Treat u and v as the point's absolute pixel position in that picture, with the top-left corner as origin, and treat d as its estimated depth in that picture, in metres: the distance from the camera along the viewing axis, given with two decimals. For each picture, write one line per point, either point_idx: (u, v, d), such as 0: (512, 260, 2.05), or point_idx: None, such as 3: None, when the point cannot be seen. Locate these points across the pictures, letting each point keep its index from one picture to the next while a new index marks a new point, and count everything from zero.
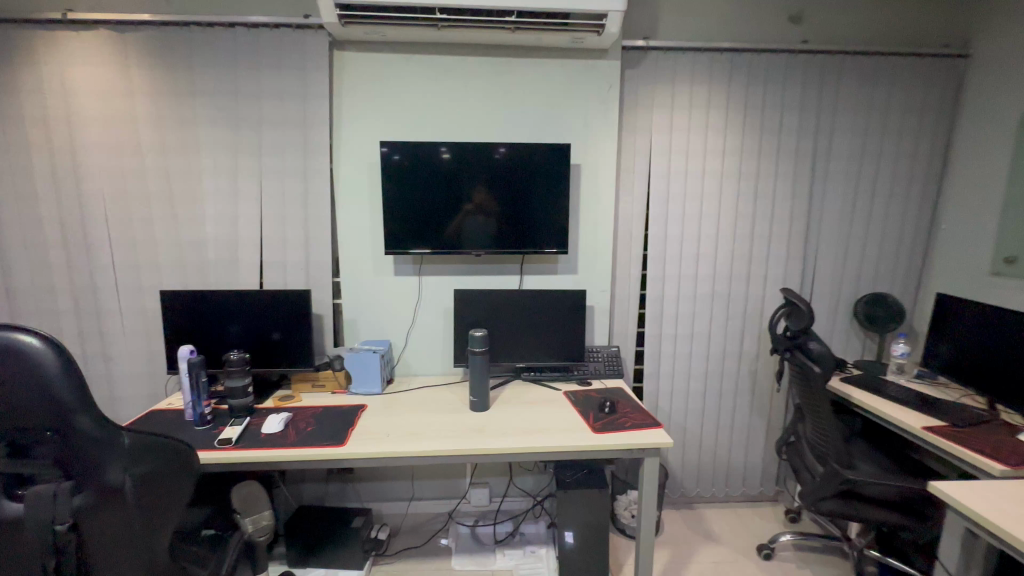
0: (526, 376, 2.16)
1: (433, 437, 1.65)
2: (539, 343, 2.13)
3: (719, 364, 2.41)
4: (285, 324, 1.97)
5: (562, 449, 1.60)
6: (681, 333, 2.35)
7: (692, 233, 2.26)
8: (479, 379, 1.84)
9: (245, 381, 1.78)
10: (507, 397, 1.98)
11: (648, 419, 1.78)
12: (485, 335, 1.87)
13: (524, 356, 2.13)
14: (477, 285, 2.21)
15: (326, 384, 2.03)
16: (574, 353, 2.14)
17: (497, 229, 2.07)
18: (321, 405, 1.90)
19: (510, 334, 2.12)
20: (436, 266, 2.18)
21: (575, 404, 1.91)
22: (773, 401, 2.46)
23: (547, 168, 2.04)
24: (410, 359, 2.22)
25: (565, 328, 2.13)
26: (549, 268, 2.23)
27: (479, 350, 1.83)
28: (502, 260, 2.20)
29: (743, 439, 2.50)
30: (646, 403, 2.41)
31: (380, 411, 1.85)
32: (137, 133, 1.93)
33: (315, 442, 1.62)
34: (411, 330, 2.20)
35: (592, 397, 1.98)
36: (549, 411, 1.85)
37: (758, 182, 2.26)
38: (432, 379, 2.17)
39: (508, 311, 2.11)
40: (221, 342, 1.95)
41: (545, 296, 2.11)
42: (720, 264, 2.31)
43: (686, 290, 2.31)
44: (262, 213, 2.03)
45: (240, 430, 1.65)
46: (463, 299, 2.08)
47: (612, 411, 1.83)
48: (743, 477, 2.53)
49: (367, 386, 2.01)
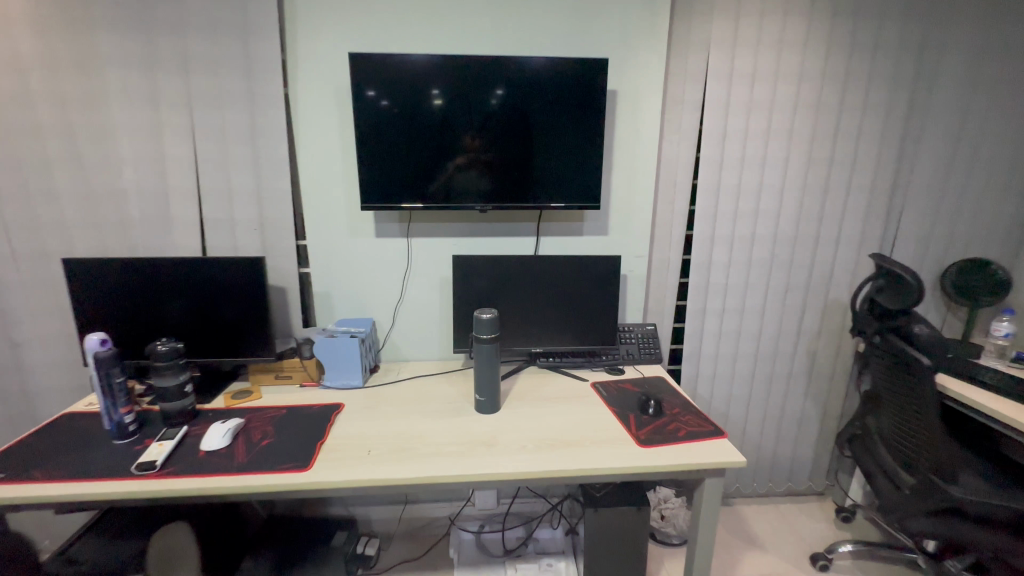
0: (543, 364, 1.74)
1: (429, 455, 1.24)
2: (560, 324, 1.70)
3: (773, 343, 2.00)
4: (233, 301, 1.52)
5: (599, 473, 1.20)
6: (730, 306, 1.93)
7: (752, 182, 1.79)
8: (487, 374, 1.42)
9: (179, 381, 1.36)
10: (521, 393, 1.57)
11: (707, 425, 1.38)
12: (495, 316, 1.42)
13: (541, 339, 1.71)
14: (482, 248, 1.75)
15: (292, 376, 1.61)
16: (603, 336, 1.73)
17: (509, 177, 1.59)
18: (285, 405, 1.50)
19: (524, 312, 1.69)
20: (429, 226, 1.71)
21: (610, 404, 1.50)
22: (833, 387, 2.07)
23: (574, 95, 1.54)
24: (399, 341, 1.80)
25: (594, 305, 1.70)
26: (572, 228, 1.76)
27: (487, 337, 1.40)
28: (512, 217, 1.73)
29: (793, 429, 2.13)
30: (683, 390, 2.01)
31: (358, 414, 1.44)
32: (15, 42, 1.41)
33: (269, 463, 1.21)
34: (399, 305, 1.77)
35: (628, 392, 1.57)
36: (576, 413, 1.44)
37: (841, 117, 1.77)
38: (426, 367, 1.76)
39: (521, 283, 1.67)
40: (152, 325, 1.51)
41: (570, 264, 1.67)
42: (784, 222, 1.85)
43: (740, 254, 1.87)
44: (196, 155, 1.53)
45: (168, 450, 1.23)
46: (464, 268, 1.63)
47: (658, 415, 1.43)
48: (790, 471, 2.19)
49: (344, 378, 1.60)
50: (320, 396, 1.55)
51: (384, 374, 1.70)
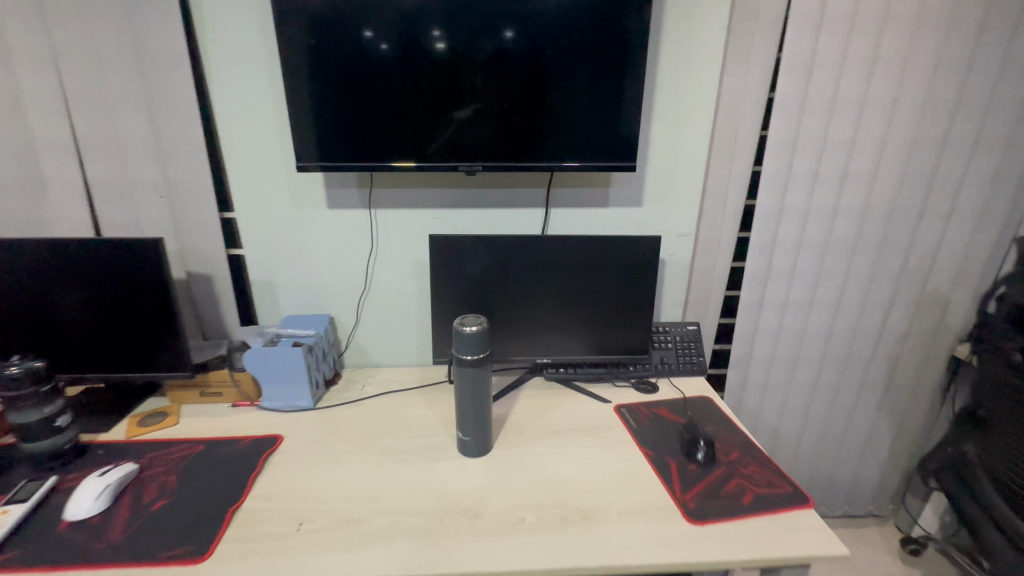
0: (551, 377, 1.34)
1: (382, 534, 0.86)
2: (575, 326, 1.29)
3: (846, 345, 1.56)
4: (130, 297, 1.12)
5: (628, 571, 0.82)
6: (794, 299, 1.49)
7: (840, 134, 1.31)
8: (471, 407, 1.02)
9: (43, 414, 0.98)
10: (521, 424, 1.17)
11: (781, 484, 0.98)
12: (486, 326, 1.00)
13: (549, 344, 1.30)
14: (471, 223, 1.30)
15: (221, 393, 1.23)
16: (632, 342, 1.31)
17: (507, 125, 1.12)
18: (205, 437, 1.12)
19: (528, 310, 1.27)
20: (400, 194, 1.26)
21: (641, 444, 1.10)
22: (915, 399, 1.65)
23: (605, 0, 1.05)
24: (366, 342, 1.41)
25: (622, 301, 1.28)
26: (595, 197, 1.30)
27: (469, 358, 0.98)
28: (513, 182, 1.27)
29: (859, 448, 1.73)
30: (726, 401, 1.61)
31: (298, 454, 1.06)
32: None
33: (153, 545, 0.84)
34: (364, 298, 1.36)
35: (666, 424, 1.17)
36: (595, 461, 1.05)
37: (979, 40, 1.25)
38: (399, 377, 1.37)
39: (523, 273, 1.24)
40: (23, 330, 1.12)
41: (591, 248, 1.23)
42: (879, 189, 1.37)
43: (814, 232, 1.41)
44: (67, 93, 1.10)
45: (7, 530, 0.84)
46: (446, 253, 1.21)
47: (710, 465, 1.03)
48: (848, 493, 1.81)
49: (287, 398, 1.22)
50: (253, 424, 1.17)
51: (344, 389, 1.31)
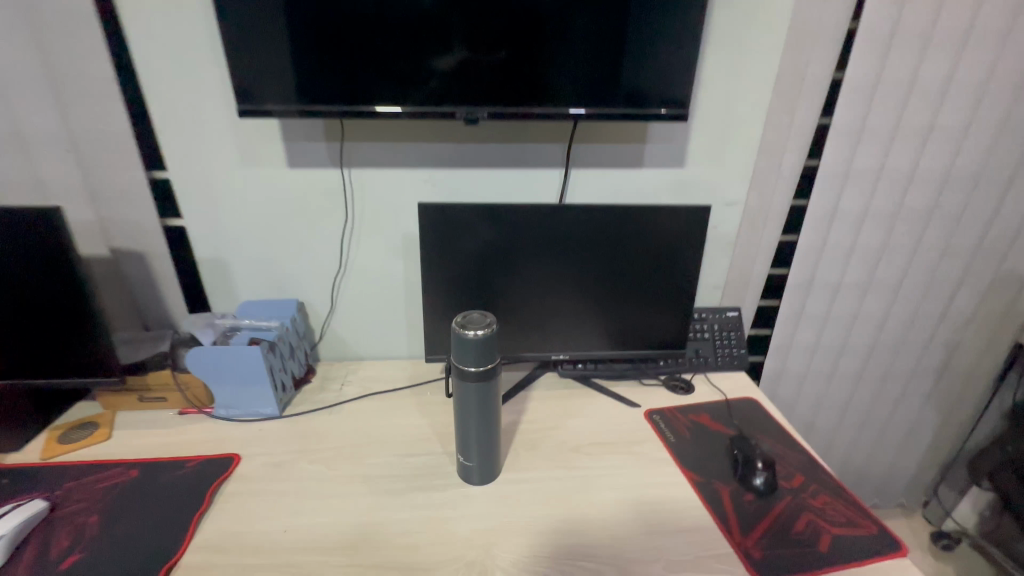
0: (569, 374, 1.12)
1: None
2: (598, 316, 1.07)
3: (901, 331, 1.36)
4: (27, 285, 0.87)
5: None
6: (850, 279, 1.27)
7: (931, 79, 1.05)
8: (477, 428, 0.80)
9: None
10: (534, 437, 0.97)
11: (862, 523, 0.79)
12: (495, 329, 0.76)
13: (566, 337, 1.08)
14: (471, 188, 1.05)
15: (164, 398, 1.00)
16: (666, 333, 1.09)
17: (516, 58, 0.84)
18: (142, 458, 0.90)
19: (542, 296, 1.04)
20: (380, 150, 1.00)
21: (684, 466, 0.90)
22: (967, 389, 1.48)
23: None
24: (345, 332, 1.17)
25: (657, 286, 1.05)
26: (626, 156, 1.04)
27: (474, 371, 0.75)
28: (523, 136, 1.01)
29: (898, 440, 1.57)
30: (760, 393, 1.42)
31: (259, 482, 0.85)
32: None
33: None
34: (341, 279, 1.11)
35: (710, 438, 0.97)
36: (628, 490, 0.85)
37: None
38: (385, 374, 1.15)
39: (537, 251, 1.00)
40: None
41: (621, 220, 0.99)
42: (966, 149, 1.13)
43: (882, 200, 1.17)
44: None
45: None
46: (440, 227, 0.96)
47: (772, 495, 0.84)
48: (879, 486, 1.67)
49: (248, 404, 0.99)
50: (203, 439, 0.95)
51: (318, 390, 1.09)
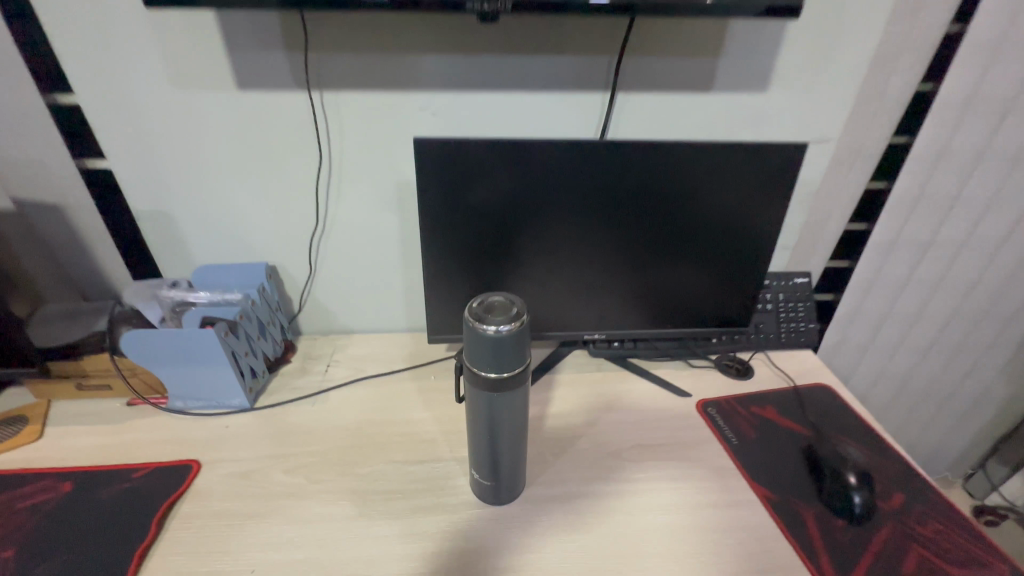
0: (602, 354, 0.93)
1: None
2: (644, 287, 0.85)
3: (991, 298, 1.14)
4: None
5: None
6: (944, 237, 1.04)
7: None
8: (497, 442, 0.61)
9: None
10: (562, 437, 0.79)
11: (989, 562, 0.63)
12: (526, 321, 0.54)
13: (603, 310, 0.87)
14: (484, 120, 0.79)
15: (109, 386, 0.82)
16: (726, 307, 0.89)
17: None
18: (80, 465, 0.73)
19: (576, 260, 0.82)
20: (362, 66, 0.74)
21: (754, 482, 0.72)
22: None
23: None
24: (331, 301, 0.97)
25: (722, 250, 0.83)
26: (691, 75, 0.78)
27: (494, 377, 0.55)
28: (555, 47, 0.74)
29: (956, 415, 1.40)
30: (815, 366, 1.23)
31: (223, 502, 0.68)
32: None
33: None
34: (320, 236, 0.89)
35: (781, 440, 0.78)
36: (685, 512, 0.68)
37: None
38: (379, 352, 0.95)
39: (571, 203, 0.77)
40: None
41: (683, 163, 0.75)
42: None
43: (1006, 137, 0.92)
44: None
45: None
46: (445, 173, 0.73)
47: (868, 522, 0.66)
48: (924, 460, 1.53)
49: (209, 395, 0.81)
50: (156, 439, 0.77)
51: (299, 373, 0.90)
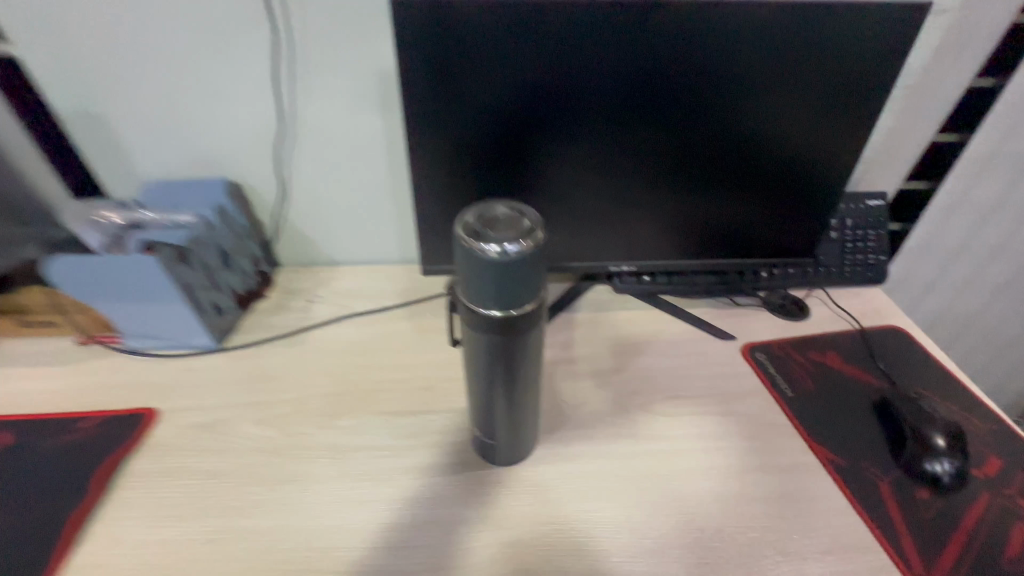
0: (629, 291, 0.78)
1: None
2: (687, 208, 0.69)
3: None
4: None
5: None
6: None
7: None
8: (503, 395, 0.49)
9: None
10: (581, 386, 0.67)
11: None
12: (543, 242, 0.38)
13: (634, 237, 0.72)
14: None
15: (54, 324, 0.71)
16: (785, 233, 0.72)
17: None
18: (19, 413, 0.63)
19: (603, 172, 0.65)
20: None
21: (816, 445, 0.59)
22: None
23: None
24: (310, 226, 0.82)
25: (791, 159, 0.65)
26: None
27: (499, 315, 0.40)
28: None
29: None
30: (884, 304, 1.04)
31: (180, 459, 0.58)
32: None
33: None
34: (289, 143, 0.73)
35: (847, 392, 0.65)
36: (731, 476, 0.56)
37: None
38: (367, 286, 0.82)
39: (600, 94, 0.59)
40: None
41: (755, 34, 0.55)
42: None
43: None
44: None
45: None
46: (433, 48, 0.55)
47: (956, 493, 0.54)
48: None
49: (168, 334, 0.69)
50: (107, 384, 0.66)
51: (275, 310, 0.77)
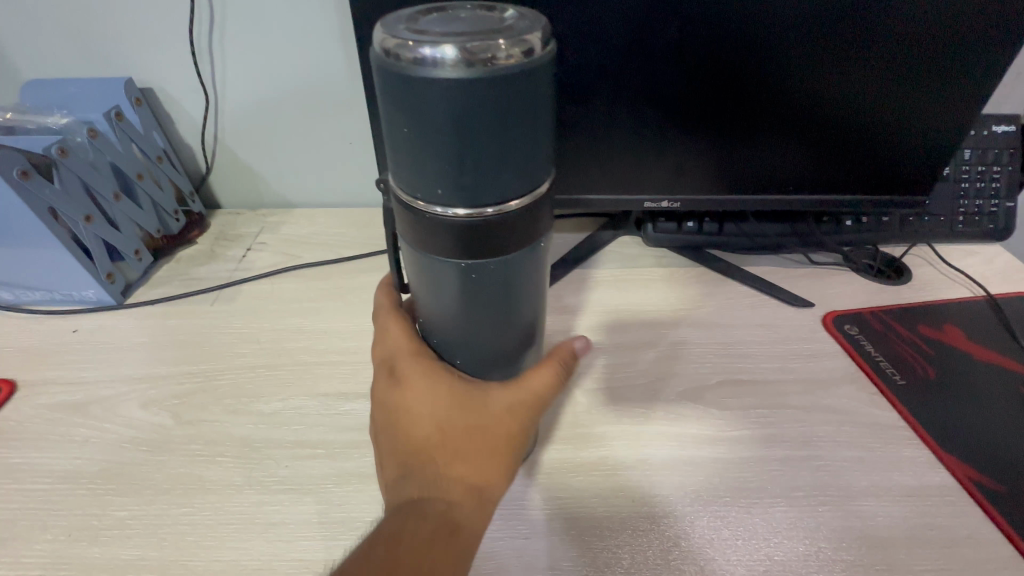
0: (665, 242, 0.59)
1: None
2: (760, 114, 0.48)
3: None
4: None
5: None
6: None
7: None
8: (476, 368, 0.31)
9: None
10: (601, 365, 0.48)
11: None
12: (549, 72, 0.20)
13: (680, 157, 0.51)
14: None
15: None
16: (891, 165, 0.52)
17: None
18: None
19: (641, 59, 0.45)
20: None
21: (947, 456, 0.40)
22: None
23: None
24: (254, 156, 0.64)
25: (925, 23, 0.43)
26: None
27: (463, 218, 0.22)
28: None
29: None
30: None
31: (30, 453, 0.41)
32: None
33: None
34: (213, 35, 0.55)
35: (985, 382, 0.45)
36: (826, 501, 0.38)
37: None
38: (327, 232, 0.63)
39: None
40: None
41: None
42: None
43: None
44: None
45: None
46: None
47: None
48: None
49: (48, 283, 0.52)
50: None
51: (203, 258, 0.60)
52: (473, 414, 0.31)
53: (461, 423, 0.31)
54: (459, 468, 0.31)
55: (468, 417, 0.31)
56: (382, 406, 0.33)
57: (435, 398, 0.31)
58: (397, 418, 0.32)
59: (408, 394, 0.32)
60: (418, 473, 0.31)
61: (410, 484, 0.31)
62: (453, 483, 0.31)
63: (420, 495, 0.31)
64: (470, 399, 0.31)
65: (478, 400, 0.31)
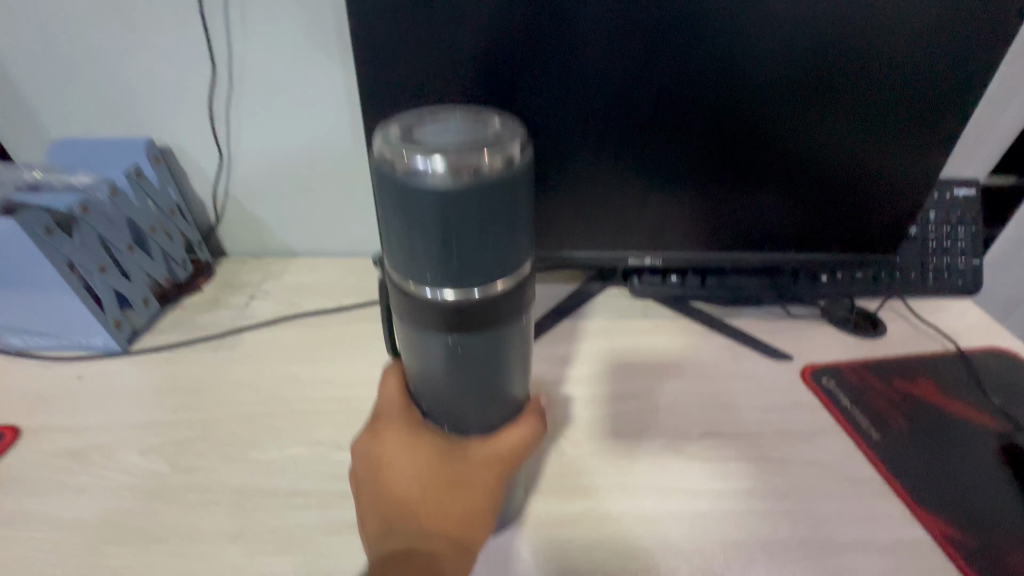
0: (649, 294, 0.62)
1: None
2: (733, 180, 0.52)
3: None
4: None
5: None
6: None
7: None
8: (463, 429, 0.33)
9: None
10: (587, 415, 0.50)
11: None
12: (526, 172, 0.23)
13: (661, 217, 0.55)
14: None
15: None
16: (859, 226, 0.55)
17: None
18: None
19: (623, 130, 0.49)
20: None
21: (921, 510, 0.41)
22: None
23: None
24: (261, 208, 0.67)
25: (877, 104, 0.48)
26: None
27: (451, 296, 0.25)
28: None
29: None
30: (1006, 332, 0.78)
31: (29, 500, 0.42)
32: None
33: None
34: (231, 102, 0.59)
35: (956, 436, 0.47)
36: (805, 555, 0.39)
37: None
38: (327, 280, 0.66)
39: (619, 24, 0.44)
40: None
41: None
42: None
43: None
44: None
45: None
46: None
47: None
48: None
49: (58, 330, 0.54)
50: None
51: (208, 305, 0.62)
52: (454, 467, 0.33)
53: (442, 476, 0.33)
54: (440, 520, 0.33)
55: (452, 470, 0.33)
56: (369, 461, 0.35)
57: (420, 453, 0.33)
58: (382, 474, 0.34)
59: (394, 449, 0.34)
60: (401, 526, 0.32)
61: (395, 536, 0.32)
62: (434, 538, 0.32)
63: (403, 547, 0.32)
64: (453, 453, 0.33)
65: (459, 454, 0.33)
